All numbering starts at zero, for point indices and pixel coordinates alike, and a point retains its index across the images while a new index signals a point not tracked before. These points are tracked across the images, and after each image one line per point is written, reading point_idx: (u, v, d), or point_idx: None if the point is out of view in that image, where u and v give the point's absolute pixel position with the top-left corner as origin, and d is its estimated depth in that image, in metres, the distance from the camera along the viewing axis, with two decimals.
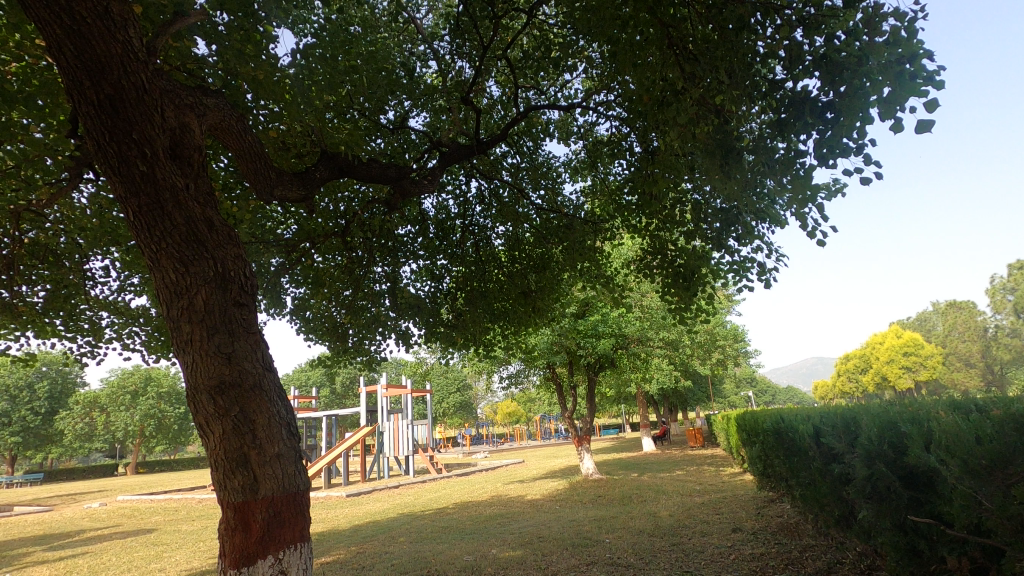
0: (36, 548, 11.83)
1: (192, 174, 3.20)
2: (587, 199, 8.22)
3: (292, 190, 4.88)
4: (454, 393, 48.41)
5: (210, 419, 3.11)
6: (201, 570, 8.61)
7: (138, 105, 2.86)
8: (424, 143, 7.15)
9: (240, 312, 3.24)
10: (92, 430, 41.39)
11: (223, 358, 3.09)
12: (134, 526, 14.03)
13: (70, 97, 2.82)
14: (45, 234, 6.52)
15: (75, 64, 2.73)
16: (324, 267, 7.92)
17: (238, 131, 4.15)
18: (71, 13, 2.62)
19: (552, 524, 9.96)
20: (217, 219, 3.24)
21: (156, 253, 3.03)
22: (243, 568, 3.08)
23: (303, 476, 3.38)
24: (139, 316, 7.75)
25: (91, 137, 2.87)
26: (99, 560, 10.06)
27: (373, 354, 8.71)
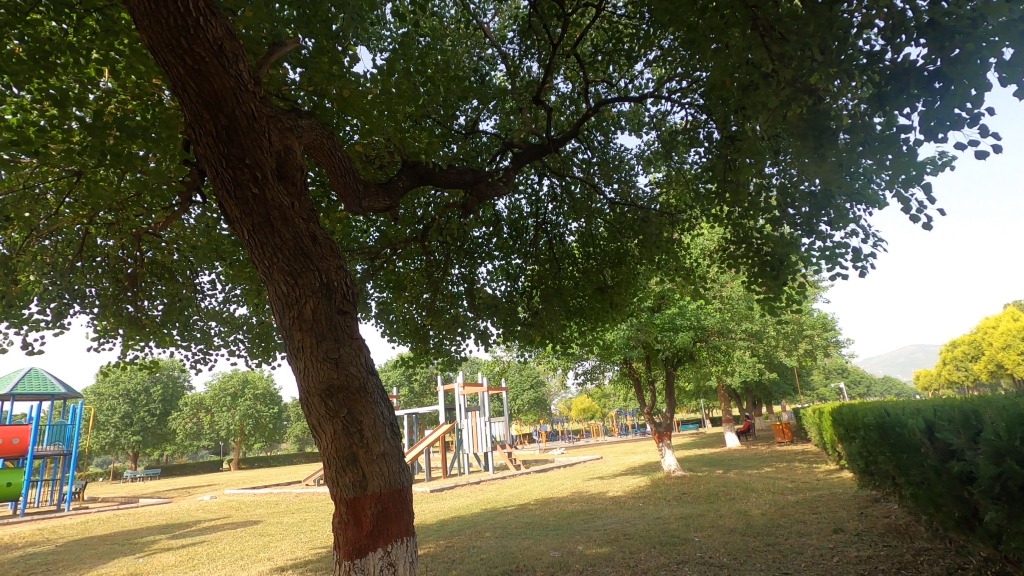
0: (161, 537, 13.09)
1: (297, 193, 3.43)
2: (662, 190, 8.02)
3: (378, 201, 5.11)
4: (528, 391, 48.89)
5: (322, 420, 3.34)
6: (305, 560, 9.20)
7: (249, 133, 3.10)
8: (495, 145, 7.25)
9: (344, 320, 3.44)
10: (200, 429, 45.21)
11: (332, 363, 3.31)
12: (242, 517, 15.20)
13: (191, 129, 3.10)
14: (162, 253, 7.20)
15: (196, 100, 2.99)
16: (405, 271, 8.24)
17: (329, 149, 4.39)
18: (192, 54, 2.86)
19: (637, 521, 9.84)
20: (320, 233, 3.46)
21: (269, 268, 3.29)
22: (356, 559, 3.28)
23: (406, 473, 3.55)
24: (242, 325, 8.38)
25: (210, 165, 3.15)
26: (216, 548, 10.99)
27: (454, 354, 8.96)
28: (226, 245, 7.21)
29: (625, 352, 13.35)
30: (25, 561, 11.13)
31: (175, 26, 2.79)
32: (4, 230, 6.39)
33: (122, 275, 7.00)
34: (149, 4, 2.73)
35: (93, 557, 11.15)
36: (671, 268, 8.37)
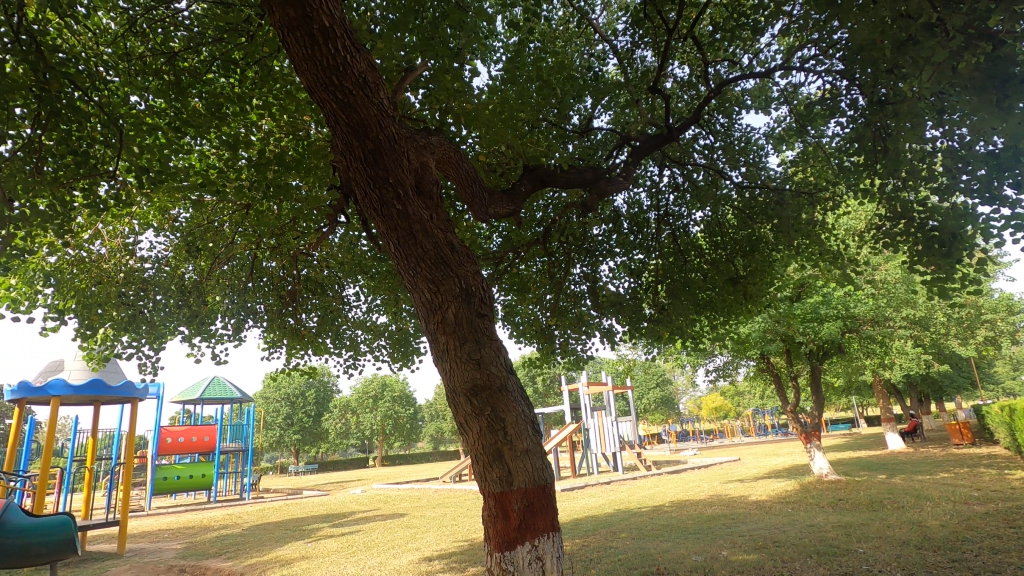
0: (324, 525, 14.60)
1: (434, 206, 3.68)
2: (797, 168, 7.38)
3: (503, 207, 5.28)
4: (654, 389, 47.41)
5: (467, 418, 3.52)
6: (448, 551, 9.72)
7: (391, 154, 3.38)
8: (611, 140, 7.16)
9: (483, 322, 3.61)
10: (348, 429, 49.73)
11: (475, 364, 3.48)
12: (389, 510, 16.44)
13: (342, 156, 3.44)
14: (315, 270, 8.04)
15: (346, 130, 3.32)
16: (527, 274, 8.39)
17: (455, 161, 4.63)
18: (342, 89, 3.19)
19: (788, 527, 9.12)
20: (457, 242, 3.67)
21: (414, 277, 3.55)
22: (506, 551, 3.42)
23: (548, 470, 3.63)
24: (383, 332, 9.09)
25: (359, 186, 3.47)
26: (370, 538, 12.01)
27: (580, 353, 8.94)
28: (367, 259, 7.88)
29: (762, 346, 12.42)
30: (221, 542, 13.00)
31: (327, 65, 3.12)
32: (194, 259, 7.53)
33: (283, 292, 7.93)
34: (306, 50, 3.10)
35: (272, 541, 12.71)
36: (813, 252, 7.66)
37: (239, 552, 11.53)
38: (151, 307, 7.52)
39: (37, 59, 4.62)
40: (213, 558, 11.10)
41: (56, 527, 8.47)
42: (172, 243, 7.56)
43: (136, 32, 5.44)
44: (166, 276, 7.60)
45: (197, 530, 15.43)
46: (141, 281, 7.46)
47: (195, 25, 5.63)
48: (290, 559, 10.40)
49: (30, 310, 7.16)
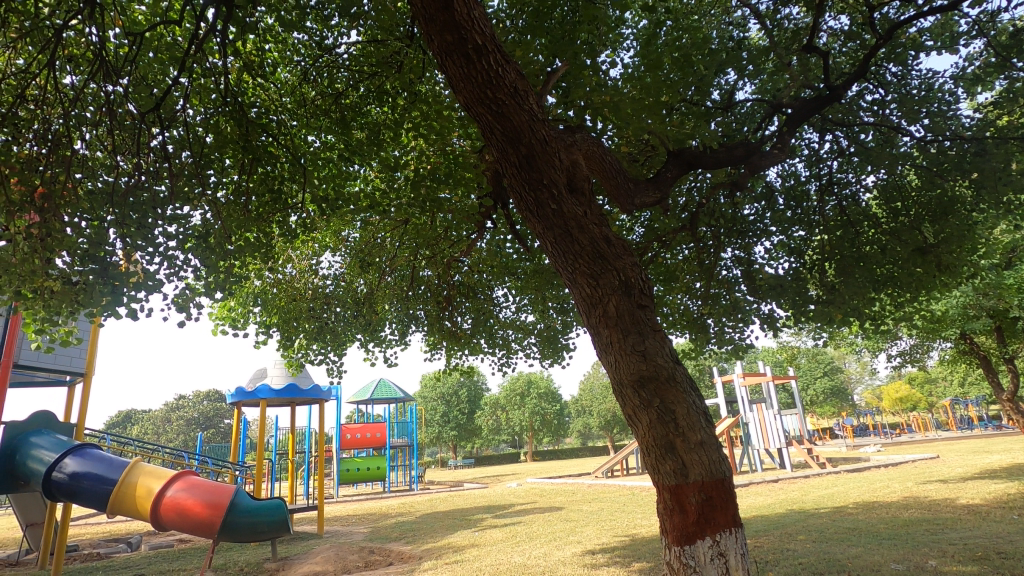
0: (488, 516, 15.40)
1: (587, 202, 3.74)
2: (1000, 110, 6.21)
3: (649, 195, 5.19)
4: (822, 379, 42.78)
5: (636, 410, 3.50)
6: (611, 546, 9.71)
7: (545, 156, 3.51)
8: (760, 110, 6.63)
9: (645, 313, 3.59)
10: (500, 425, 51.91)
11: (640, 355, 3.47)
12: (547, 503, 16.86)
13: (499, 164, 3.64)
14: (467, 276, 8.54)
15: (501, 139, 3.51)
16: (674, 263, 8.08)
17: (599, 155, 4.62)
18: (496, 101, 3.39)
19: (1016, 537, 7.70)
20: (613, 235, 3.69)
21: (573, 272, 3.63)
22: (686, 546, 3.34)
23: (725, 463, 3.50)
24: (533, 330, 9.36)
25: (515, 191, 3.65)
26: (532, 529, 12.42)
27: (739, 342, 8.40)
28: (513, 261, 8.18)
29: (963, 324, 10.64)
30: (400, 528, 14.35)
31: (482, 80, 3.35)
32: (364, 274, 8.41)
33: (439, 297, 8.52)
34: (463, 70, 3.35)
35: (443, 529, 13.73)
36: None
37: (416, 538, 12.65)
38: (334, 318, 8.55)
39: (240, 116, 5.54)
40: (396, 542, 12.30)
41: (272, 510, 10.05)
42: (346, 261, 8.53)
43: (306, 79, 6.25)
44: (343, 290, 8.58)
45: (379, 516, 17.19)
46: (324, 296, 8.51)
47: (351, 65, 6.31)
48: (461, 546, 11.15)
49: (245, 327, 8.54)
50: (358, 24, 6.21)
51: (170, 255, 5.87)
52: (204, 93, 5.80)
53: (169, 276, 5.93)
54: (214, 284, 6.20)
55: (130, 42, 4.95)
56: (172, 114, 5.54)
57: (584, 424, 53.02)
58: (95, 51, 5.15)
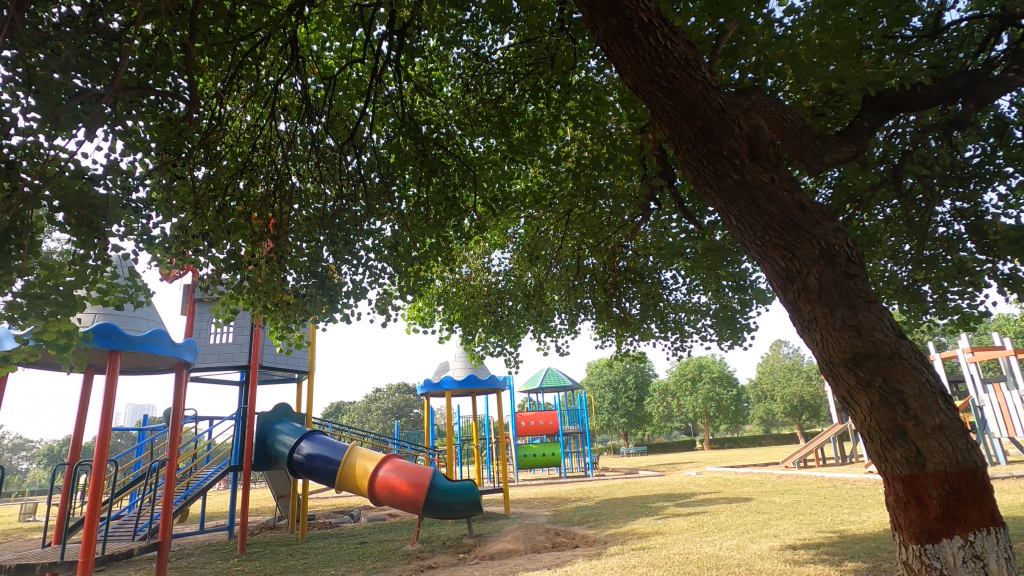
0: (670, 504, 15.00)
1: (774, 167, 3.50)
2: None
3: (842, 150, 4.64)
4: None
5: (852, 391, 3.14)
6: (815, 542, 8.87)
7: (723, 125, 3.36)
8: (984, 29, 5.45)
9: (855, 284, 3.24)
10: (671, 411, 50.21)
11: (853, 331, 3.12)
12: (733, 493, 15.90)
13: (672, 141, 3.58)
14: (633, 261, 8.38)
15: (674, 114, 3.43)
16: (873, 224, 7.05)
17: (779, 115, 4.23)
18: (667, 76, 3.32)
19: None
20: (807, 200, 3.41)
21: (763, 245, 3.40)
22: (927, 544, 2.94)
23: (974, 452, 3.01)
24: (707, 311, 8.89)
25: (691, 167, 3.55)
26: (720, 519, 11.83)
27: (968, 311, 7.07)
28: (680, 241, 7.83)
29: None
30: (582, 512, 14.67)
31: (650, 58, 3.31)
32: (531, 268, 8.74)
33: (606, 285, 8.49)
34: (630, 51, 3.35)
35: (625, 515, 13.73)
36: None
37: (599, 523, 12.82)
38: (508, 311, 9.04)
39: (414, 134, 6.11)
40: (579, 526, 12.62)
41: (464, 490, 10.95)
42: (513, 257, 8.96)
43: (467, 90, 6.66)
44: (513, 284, 9.01)
45: (559, 500, 17.76)
46: (498, 291, 9.04)
47: (505, 68, 6.56)
48: (646, 533, 11.06)
49: (432, 325, 9.42)
50: (509, 27, 6.44)
51: (370, 266, 6.72)
52: (384, 118, 6.50)
53: (371, 283, 6.79)
54: (406, 288, 6.94)
55: (325, 85, 5.75)
56: (361, 141, 6.32)
57: (765, 409, 48.86)
58: (301, 98, 6.09)
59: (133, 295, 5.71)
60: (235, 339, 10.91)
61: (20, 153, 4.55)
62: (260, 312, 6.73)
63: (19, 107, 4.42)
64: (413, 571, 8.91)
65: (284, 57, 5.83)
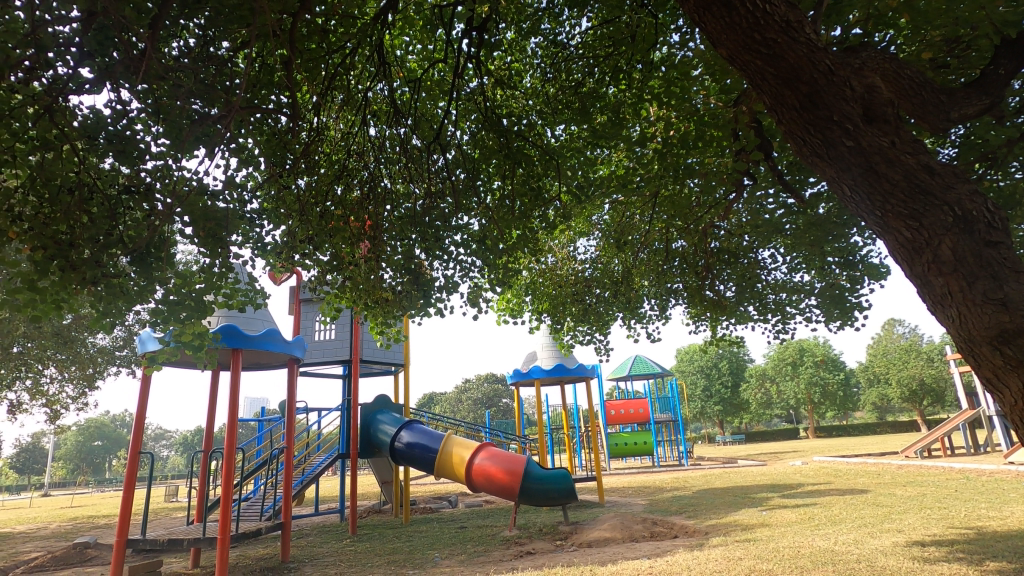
0: (775, 495, 14.24)
1: (893, 129, 3.23)
2: None
3: (975, 103, 4.11)
4: None
5: (1000, 372, 2.84)
6: (948, 538, 8.06)
7: (832, 88, 3.16)
8: None
9: (997, 252, 2.92)
10: (771, 398, 47.48)
11: (998, 305, 2.80)
12: (846, 485, 14.80)
13: (773, 111, 3.41)
14: (726, 241, 8.00)
15: (775, 82, 3.26)
16: (1011, 184, 6.24)
17: (895, 71, 3.86)
18: (766, 42, 3.15)
19: None
20: (935, 162, 3.13)
21: (883, 215, 3.16)
22: None
23: None
24: (812, 290, 8.30)
25: (795, 137, 3.36)
26: (833, 512, 11.06)
27: None
28: (778, 217, 7.35)
29: None
30: (679, 502, 14.29)
31: (747, 25, 3.15)
32: (618, 254, 8.60)
33: (697, 267, 8.16)
34: (724, 20, 3.20)
35: (725, 506, 13.21)
36: None
37: (699, 513, 12.43)
38: (596, 299, 8.96)
39: (495, 127, 6.17)
40: (677, 516, 12.30)
41: (558, 478, 11.03)
42: (599, 244, 8.89)
43: (546, 78, 6.64)
44: (601, 272, 8.92)
45: (655, 490, 17.42)
46: (585, 280, 8.98)
47: (585, 52, 6.46)
48: (751, 524, 10.58)
49: (521, 315, 9.52)
50: (586, 10, 6.33)
51: (460, 260, 6.90)
52: (467, 115, 6.64)
53: (462, 277, 6.98)
54: (495, 280, 7.06)
55: (410, 88, 5.97)
56: (446, 138, 6.49)
57: (879, 394, 44.89)
58: (388, 102, 6.34)
59: (252, 298, 6.28)
60: (338, 335, 11.65)
61: (155, 176, 5.13)
62: (361, 309, 7.13)
63: (152, 135, 4.98)
64: (512, 557, 9.10)
65: (372, 64, 6.10)
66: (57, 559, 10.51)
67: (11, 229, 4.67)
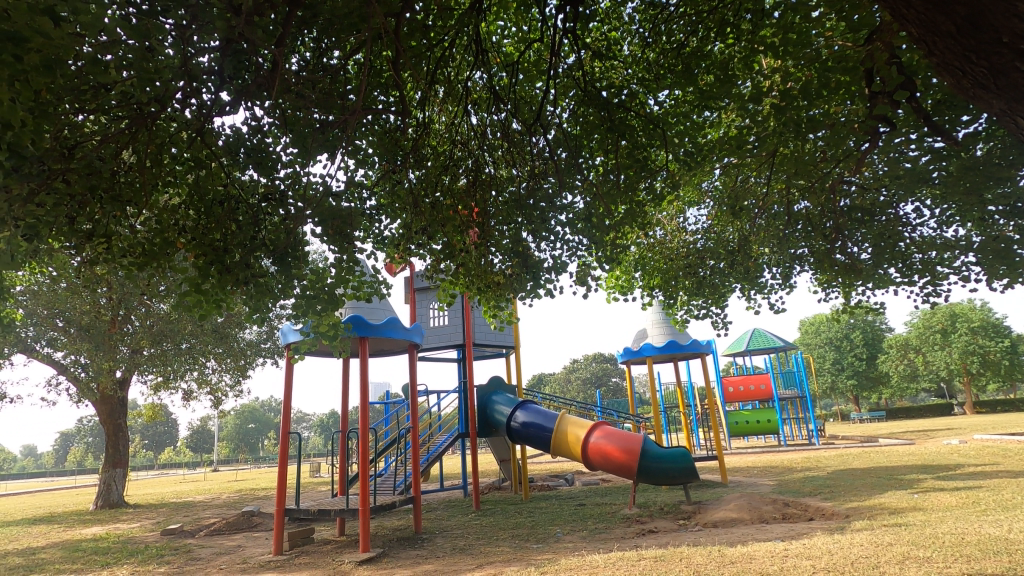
0: (927, 477, 12.81)
1: None
2: None
3: None
4: None
5: None
6: None
7: (999, 6, 2.65)
8: None
9: None
10: (915, 370, 42.48)
11: None
12: (1018, 466, 12.93)
13: (922, 40, 3.08)
14: (860, 198, 7.21)
15: (924, 7, 2.87)
16: None
17: None
18: None
19: None
20: None
21: None
22: None
23: None
24: (968, 245, 7.28)
25: (952, 67, 3.07)
26: (1004, 497, 9.73)
27: None
28: (923, 165, 6.47)
29: None
30: (813, 483, 13.34)
31: None
32: (733, 222, 8.11)
33: (824, 230, 7.46)
34: None
35: (867, 488, 12.12)
36: None
37: (836, 495, 11.53)
38: (710, 271, 8.54)
39: (596, 101, 6.01)
40: (811, 497, 11.50)
41: (677, 457, 10.77)
42: (711, 213, 8.45)
43: (646, 44, 6.38)
44: (714, 242, 8.48)
45: (784, 469, 16.39)
46: (697, 252, 8.63)
47: (687, 9, 6.10)
48: (900, 508, 9.63)
49: (632, 292, 9.34)
50: None
51: (567, 239, 6.89)
52: (565, 92, 6.57)
53: (570, 256, 6.97)
54: (603, 257, 6.97)
55: (508, 72, 6.01)
56: (546, 119, 6.45)
57: None
58: (488, 89, 6.44)
59: (377, 289, 6.74)
60: (451, 321, 12.16)
61: (287, 183, 5.64)
62: (474, 294, 7.38)
63: (283, 146, 5.48)
64: (635, 534, 9.07)
65: (470, 54, 6.19)
66: (231, 524, 12.11)
67: (178, 240, 5.38)
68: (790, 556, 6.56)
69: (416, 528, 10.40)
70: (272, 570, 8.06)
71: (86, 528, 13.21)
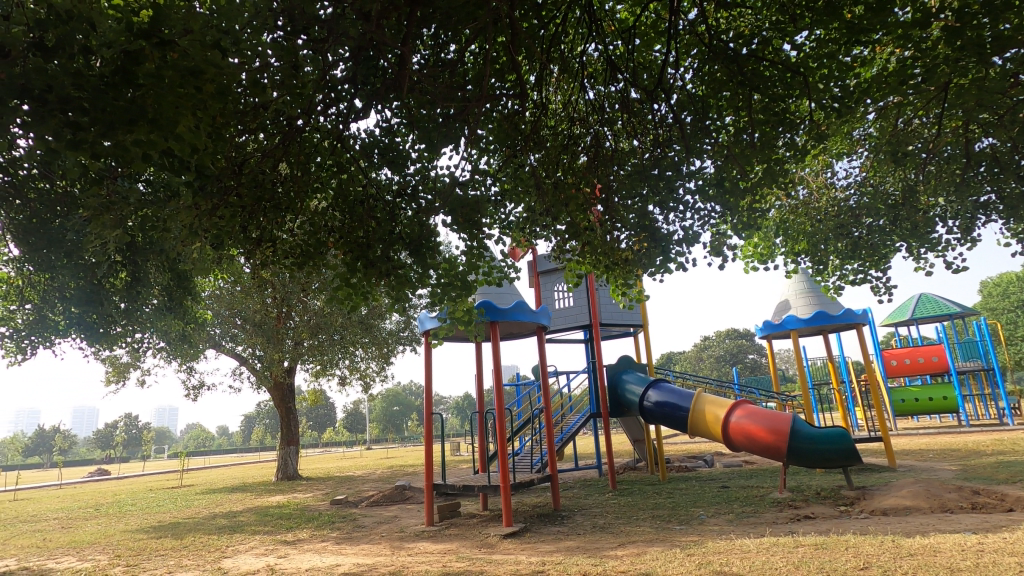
0: None
1: None
2: None
3: None
4: None
5: None
6: None
7: None
8: None
9: None
10: None
11: None
12: None
13: None
14: None
15: None
16: None
17: None
18: None
19: None
20: None
21: None
22: None
23: None
24: None
25: None
26: None
27: None
28: None
29: None
30: (1010, 469, 11.37)
31: None
32: (893, 172, 7.10)
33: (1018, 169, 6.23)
34: None
35: None
36: None
37: None
38: (867, 231, 7.58)
39: (723, 55, 5.57)
40: (1009, 485, 9.82)
41: (834, 438, 9.80)
42: (866, 164, 7.47)
43: None
44: (871, 198, 7.50)
45: (969, 453, 14.19)
46: (850, 210, 7.70)
47: None
48: None
49: (773, 260, 8.59)
50: None
51: (698, 208, 6.49)
52: (686, 52, 6.16)
53: (702, 226, 6.56)
54: (739, 224, 6.45)
55: (624, 40, 5.76)
56: (667, 83, 6.12)
57: None
58: (603, 61, 6.25)
59: (505, 274, 6.88)
60: (576, 302, 12.13)
61: (417, 179, 5.95)
62: (601, 273, 7.23)
63: (411, 143, 5.78)
64: (789, 520, 8.45)
65: (582, 27, 6.05)
66: (387, 497, 13.29)
67: (329, 240, 5.94)
68: (987, 551, 5.67)
69: (555, 505, 10.62)
70: (426, 539, 8.71)
71: (271, 497, 15.28)
